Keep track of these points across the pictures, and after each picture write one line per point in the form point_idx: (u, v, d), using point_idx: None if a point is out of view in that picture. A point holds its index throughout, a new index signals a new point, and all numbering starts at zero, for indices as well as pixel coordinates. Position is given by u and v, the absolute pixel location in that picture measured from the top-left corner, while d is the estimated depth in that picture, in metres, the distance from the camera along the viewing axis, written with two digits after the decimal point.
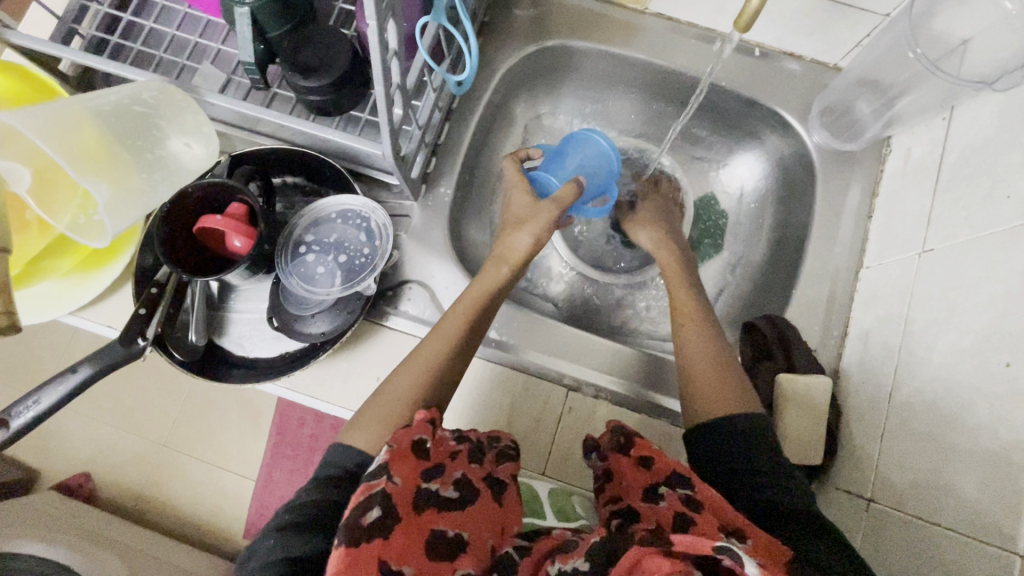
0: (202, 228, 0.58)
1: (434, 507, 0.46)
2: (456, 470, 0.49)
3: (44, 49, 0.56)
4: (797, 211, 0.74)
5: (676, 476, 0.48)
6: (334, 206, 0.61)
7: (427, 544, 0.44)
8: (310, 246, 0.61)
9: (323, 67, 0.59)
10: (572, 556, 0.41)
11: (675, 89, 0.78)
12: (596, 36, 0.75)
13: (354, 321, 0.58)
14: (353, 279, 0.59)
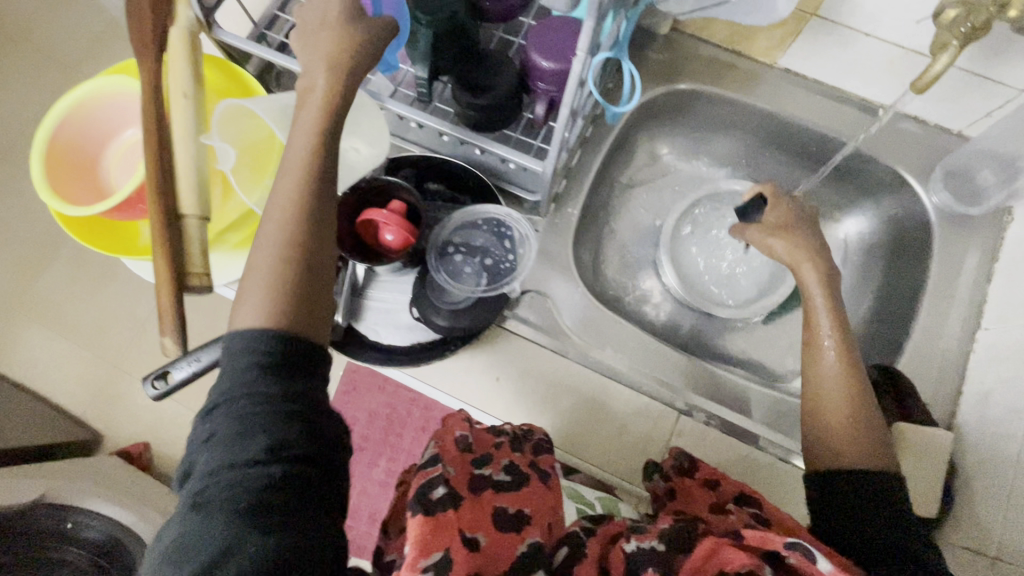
0: (365, 219, 0.63)
1: (492, 488, 0.54)
2: (505, 456, 0.58)
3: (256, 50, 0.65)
4: (907, 267, 0.76)
5: (740, 496, 0.56)
6: (485, 213, 0.67)
7: (494, 516, 0.52)
8: (457, 247, 0.66)
9: (488, 87, 0.66)
10: (647, 535, 0.49)
11: (792, 139, 0.82)
12: (724, 83, 0.79)
13: (491, 320, 0.63)
14: (496, 281, 0.65)
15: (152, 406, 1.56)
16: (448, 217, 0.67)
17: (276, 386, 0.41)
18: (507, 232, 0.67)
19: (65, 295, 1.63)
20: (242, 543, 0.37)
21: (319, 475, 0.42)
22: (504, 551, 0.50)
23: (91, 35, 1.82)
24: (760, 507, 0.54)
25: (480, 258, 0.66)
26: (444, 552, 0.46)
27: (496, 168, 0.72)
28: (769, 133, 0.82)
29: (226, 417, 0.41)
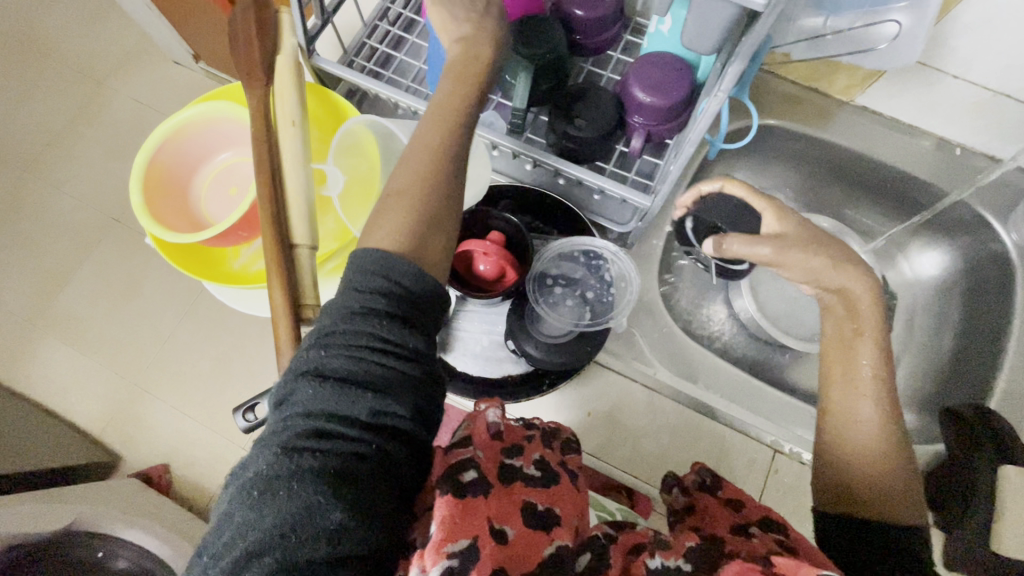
0: (462, 251, 0.63)
1: (522, 481, 0.47)
2: (535, 449, 0.51)
3: (356, 78, 0.65)
4: (986, 305, 0.76)
5: (767, 522, 0.50)
6: (581, 245, 0.66)
7: (523, 510, 0.44)
8: (556, 280, 0.66)
9: (587, 122, 0.66)
10: (673, 555, 0.43)
11: (864, 175, 0.82)
12: (800, 119, 0.79)
13: (592, 356, 0.63)
14: (597, 316, 0.64)
15: (175, 427, 1.51)
16: (545, 247, 0.66)
17: (398, 339, 0.42)
18: (604, 263, 0.66)
19: (90, 312, 1.59)
20: (324, 512, 0.36)
21: (412, 444, 0.42)
22: (531, 550, 0.42)
23: (120, 51, 1.80)
24: (785, 534, 0.48)
25: (579, 290, 0.65)
26: (472, 539, 0.39)
27: (582, 199, 0.71)
28: (843, 168, 0.82)
29: (340, 357, 0.40)
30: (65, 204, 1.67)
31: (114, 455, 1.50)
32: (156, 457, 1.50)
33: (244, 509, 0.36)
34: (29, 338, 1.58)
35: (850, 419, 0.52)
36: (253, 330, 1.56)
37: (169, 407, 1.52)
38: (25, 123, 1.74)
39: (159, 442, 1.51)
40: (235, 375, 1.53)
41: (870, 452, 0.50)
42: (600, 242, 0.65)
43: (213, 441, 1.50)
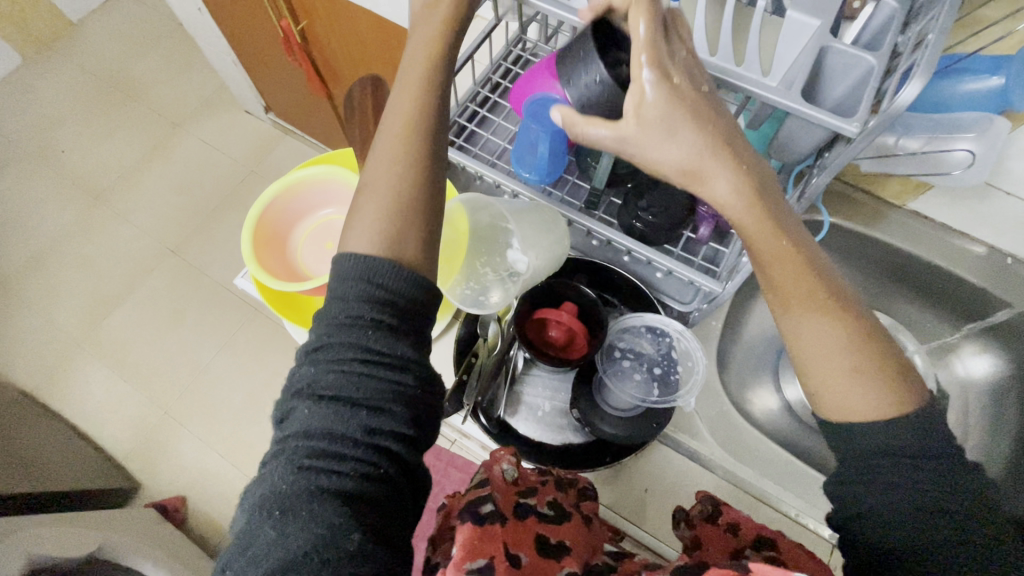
0: (539, 318, 0.69)
1: (535, 519, 0.51)
2: (550, 492, 0.56)
3: (451, 153, 0.71)
4: None
5: (758, 541, 0.53)
6: (647, 321, 0.69)
7: (535, 543, 0.49)
8: (624, 353, 0.69)
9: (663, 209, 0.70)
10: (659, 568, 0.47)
11: (914, 276, 0.85)
12: (854, 218, 0.83)
13: (661, 432, 0.65)
14: (666, 391, 0.67)
15: (200, 459, 1.52)
16: (613, 321, 0.69)
17: (384, 350, 0.42)
18: (670, 340, 0.68)
19: (135, 336, 1.65)
20: (342, 533, 0.38)
21: (411, 458, 0.43)
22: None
23: (198, 99, 1.96)
24: (776, 550, 0.51)
25: (647, 366, 0.68)
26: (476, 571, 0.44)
27: (645, 277, 0.75)
28: (895, 268, 0.86)
29: (328, 376, 0.42)
30: (127, 231, 1.77)
31: (136, 482, 1.50)
32: (176, 489, 1.50)
33: (266, 530, 0.38)
34: (74, 355, 1.63)
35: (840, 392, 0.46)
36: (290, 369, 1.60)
37: (196, 437, 1.54)
38: (102, 157, 1.88)
39: (181, 473, 1.51)
40: (264, 412, 1.55)
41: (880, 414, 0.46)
42: (672, 320, 0.67)
43: (235, 477, 1.50)
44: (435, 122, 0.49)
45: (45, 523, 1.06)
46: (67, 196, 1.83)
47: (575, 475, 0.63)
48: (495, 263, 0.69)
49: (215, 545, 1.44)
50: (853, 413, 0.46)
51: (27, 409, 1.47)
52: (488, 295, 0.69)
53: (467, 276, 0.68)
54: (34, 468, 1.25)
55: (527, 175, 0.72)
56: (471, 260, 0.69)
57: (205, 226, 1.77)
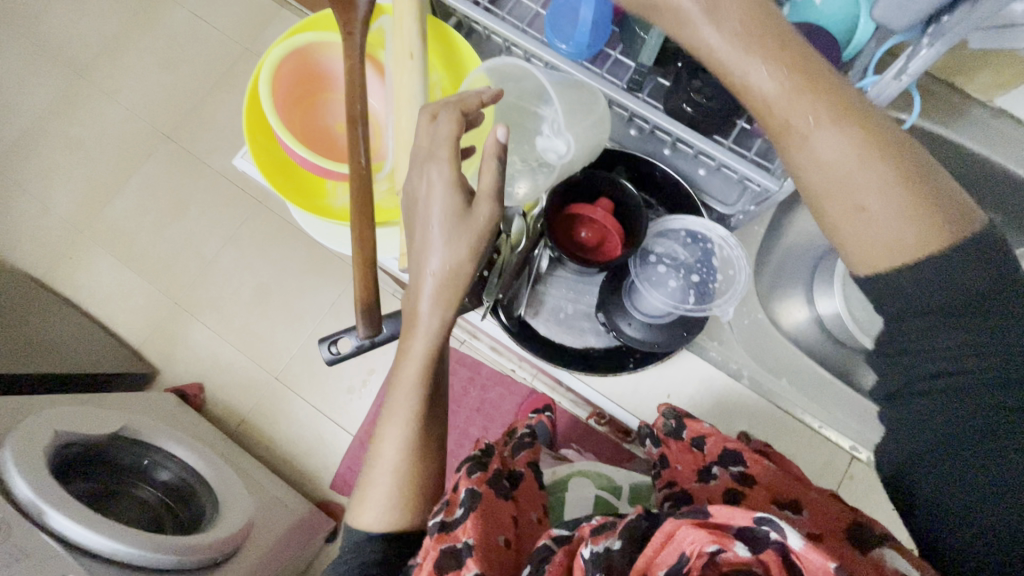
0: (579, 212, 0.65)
1: (443, 530, 0.53)
2: (462, 486, 0.58)
3: (476, 14, 0.61)
4: None
5: (727, 457, 0.55)
6: (686, 224, 0.64)
7: (439, 560, 0.51)
8: (660, 258, 0.64)
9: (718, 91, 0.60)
10: (603, 536, 0.43)
11: (983, 186, 0.76)
12: (932, 114, 0.73)
13: (692, 341, 0.61)
14: (704, 300, 0.62)
15: (213, 350, 1.55)
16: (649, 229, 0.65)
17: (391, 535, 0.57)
18: (712, 247, 0.64)
19: (138, 225, 1.60)
20: None
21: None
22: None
23: None
24: (742, 465, 0.54)
25: (682, 271, 0.64)
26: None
27: (687, 174, 0.67)
28: (963, 176, 0.76)
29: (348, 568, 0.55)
30: (117, 112, 1.65)
31: (153, 368, 1.54)
32: (192, 376, 1.53)
33: None
34: (77, 242, 1.59)
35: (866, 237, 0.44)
36: (296, 265, 1.56)
37: (209, 328, 1.55)
38: (81, 25, 1.70)
39: (196, 361, 1.54)
40: (274, 307, 1.55)
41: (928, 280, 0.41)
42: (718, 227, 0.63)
43: (250, 367, 1.53)
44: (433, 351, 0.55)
45: (67, 402, 1.08)
46: (48, 69, 1.68)
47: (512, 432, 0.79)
48: (522, 143, 0.64)
49: (233, 427, 1.51)
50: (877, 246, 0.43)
51: (39, 294, 1.47)
52: (514, 182, 0.62)
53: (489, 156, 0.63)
54: (50, 349, 1.27)
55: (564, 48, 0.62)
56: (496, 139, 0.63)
57: (200, 109, 1.64)
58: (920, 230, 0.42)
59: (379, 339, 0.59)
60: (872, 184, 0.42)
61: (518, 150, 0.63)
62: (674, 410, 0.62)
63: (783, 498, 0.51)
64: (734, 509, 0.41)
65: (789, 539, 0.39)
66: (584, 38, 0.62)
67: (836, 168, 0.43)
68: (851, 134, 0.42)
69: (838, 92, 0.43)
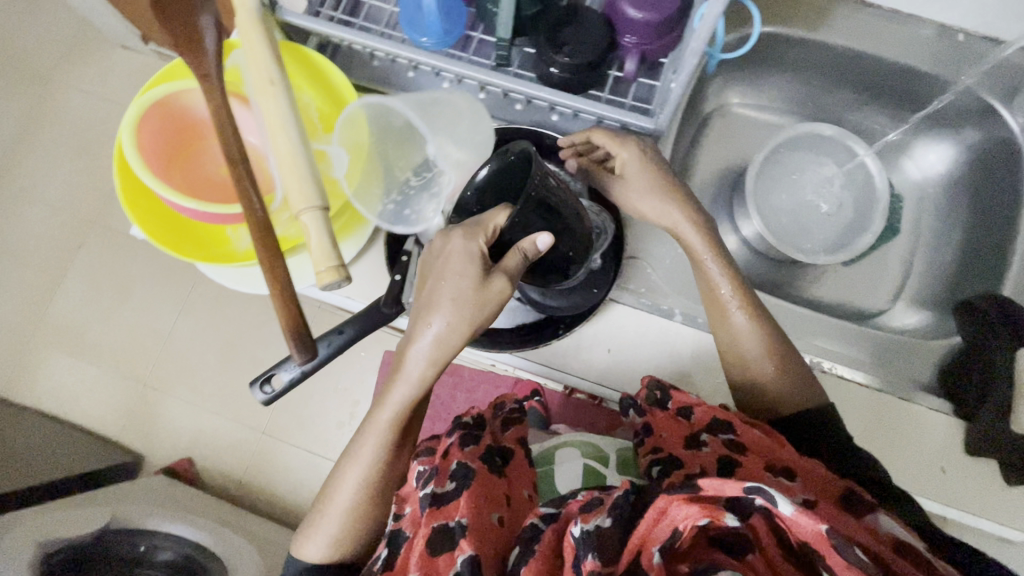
0: None
1: (434, 506, 0.57)
2: (453, 459, 0.61)
3: (323, 28, 0.61)
4: (995, 195, 0.75)
5: (716, 423, 0.58)
6: None
7: (429, 538, 0.54)
8: None
9: (579, 44, 0.62)
10: (593, 516, 0.47)
11: (868, 76, 0.78)
12: (798, 21, 0.75)
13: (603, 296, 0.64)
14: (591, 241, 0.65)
15: (190, 421, 1.52)
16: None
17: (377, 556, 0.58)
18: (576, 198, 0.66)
19: (86, 318, 1.56)
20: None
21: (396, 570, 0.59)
22: (437, 571, 0.53)
23: (60, 44, 1.66)
24: (734, 433, 0.56)
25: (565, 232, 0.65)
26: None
27: (580, 133, 0.68)
28: (847, 71, 0.79)
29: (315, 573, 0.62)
30: (37, 212, 1.60)
31: (135, 455, 1.51)
32: (179, 452, 1.51)
33: None
34: (27, 349, 1.55)
35: (772, 390, 0.61)
36: (253, 318, 1.54)
37: (182, 402, 1.52)
38: None
39: (178, 437, 1.52)
40: (242, 364, 1.53)
41: (788, 402, 0.60)
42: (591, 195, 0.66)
43: (232, 429, 1.51)
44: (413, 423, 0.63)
45: (45, 511, 1.05)
46: None
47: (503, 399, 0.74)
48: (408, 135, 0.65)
49: (230, 492, 1.49)
50: (784, 401, 0.61)
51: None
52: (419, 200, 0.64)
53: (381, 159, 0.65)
54: (19, 462, 1.23)
55: (428, 44, 0.64)
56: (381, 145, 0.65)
57: None
58: (792, 394, 0.60)
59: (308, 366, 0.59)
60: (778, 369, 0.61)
61: (407, 146, 0.65)
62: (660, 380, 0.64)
63: (775, 465, 0.53)
64: (726, 482, 0.42)
65: (782, 507, 0.40)
66: (435, 24, 0.62)
67: (734, 323, 0.62)
68: (715, 294, 0.63)
69: (712, 280, 0.63)
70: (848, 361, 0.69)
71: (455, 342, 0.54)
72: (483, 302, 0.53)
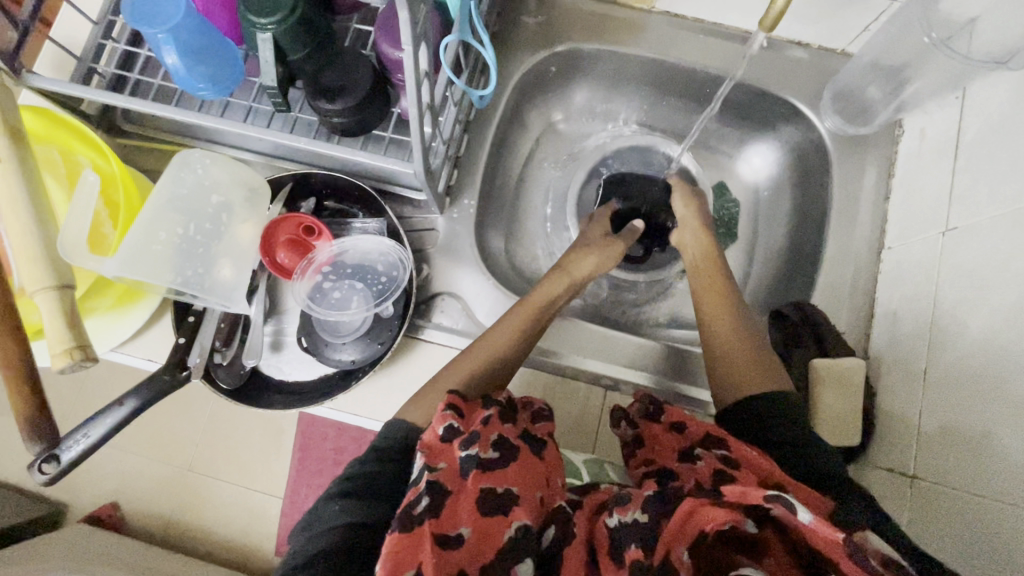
0: (279, 242, 0.64)
1: (482, 469, 0.48)
2: (493, 429, 0.52)
3: (66, 90, 0.57)
4: (813, 195, 0.75)
5: (710, 439, 0.54)
6: (346, 248, 0.66)
7: (479, 499, 0.47)
8: (331, 282, 0.67)
9: (346, 90, 0.60)
10: (630, 509, 0.47)
11: (686, 85, 0.78)
12: (605, 37, 0.74)
13: (385, 350, 0.61)
14: (381, 297, 0.65)
15: None
16: (322, 246, 0.64)
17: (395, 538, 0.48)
18: (373, 255, 0.66)
19: None
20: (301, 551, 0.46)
21: None
22: (492, 532, 0.46)
23: None
24: (728, 449, 0.53)
25: (358, 278, 0.67)
26: (416, 568, 0.42)
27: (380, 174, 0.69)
28: (664, 82, 0.78)
29: (318, 539, 0.46)
30: None
31: None
32: None
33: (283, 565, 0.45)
34: None
35: (746, 374, 0.59)
36: None
37: None
38: None
39: None
40: None
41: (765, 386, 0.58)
42: (386, 237, 0.65)
43: None
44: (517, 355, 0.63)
45: None
46: None
47: (531, 397, 0.61)
48: (173, 228, 0.59)
49: None
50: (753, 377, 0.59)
51: None
52: (214, 267, 0.61)
53: (137, 258, 0.56)
54: None
55: (207, 92, 0.62)
56: (141, 229, 0.57)
57: None
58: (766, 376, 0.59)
59: (99, 439, 0.53)
60: (747, 340, 0.62)
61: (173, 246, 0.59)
62: (654, 398, 0.60)
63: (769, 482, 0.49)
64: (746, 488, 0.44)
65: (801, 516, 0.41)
66: (189, 81, 0.60)
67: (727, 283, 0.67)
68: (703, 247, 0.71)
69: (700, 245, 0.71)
70: (659, 381, 0.67)
71: (586, 263, 0.69)
72: (616, 251, 0.71)
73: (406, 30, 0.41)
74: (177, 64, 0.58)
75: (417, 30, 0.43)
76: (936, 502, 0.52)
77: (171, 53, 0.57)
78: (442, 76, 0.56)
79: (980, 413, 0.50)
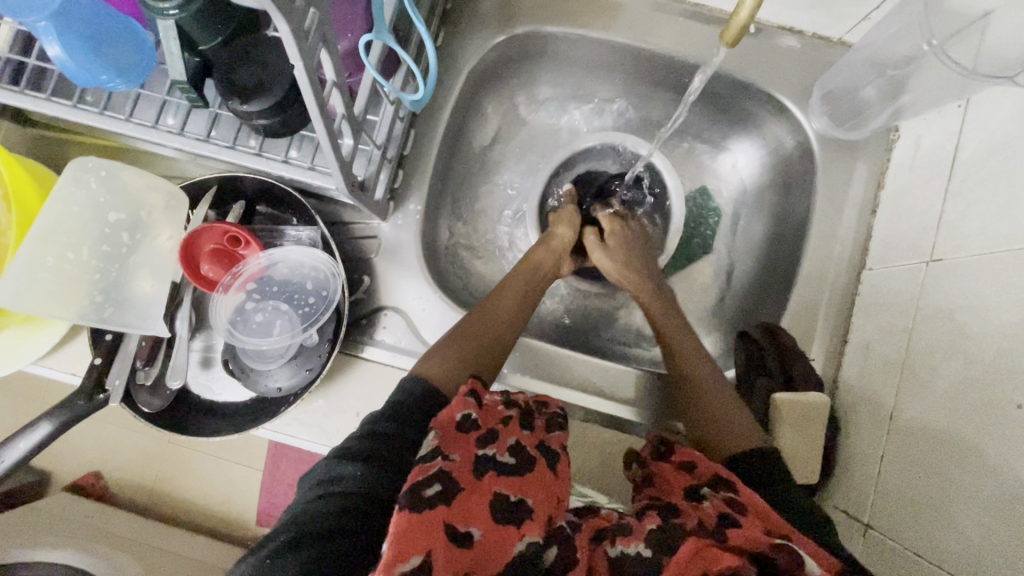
0: (198, 255, 0.59)
1: (496, 472, 0.42)
2: (510, 433, 0.46)
3: None
4: (795, 203, 0.68)
5: (718, 480, 0.46)
6: (279, 261, 0.61)
7: (491, 506, 0.40)
8: (256, 299, 0.62)
9: (262, 88, 0.52)
10: (634, 539, 0.40)
11: (663, 74, 0.70)
12: (570, 19, 0.66)
13: (313, 378, 0.58)
14: (311, 318, 0.61)
15: None
16: (250, 259, 0.59)
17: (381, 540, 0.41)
18: (306, 270, 0.62)
19: None
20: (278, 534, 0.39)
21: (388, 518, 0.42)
22: (497, 547, 0.39)
23: None
24: (736, 491, 0.45)
25: (284, 299, 0.63)
26: (424, 555, 0.36)
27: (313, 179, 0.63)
28: (639, 70, 0.70)
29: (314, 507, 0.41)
30: None
31: None
32: None
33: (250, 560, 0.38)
34: None
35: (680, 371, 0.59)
36: None
37: None
38: None
39: None
40: None
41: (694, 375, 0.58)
42: (320, 252, 0.60)
43: None
44: (515, 319, 0.61)
45: None
46: None
47: (545, 398, 0.53)
48: (63, 252, 0.54)
49: None
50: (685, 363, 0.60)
51: None
52: (132, 280, 0.57)
53: (29, 285, 0.51)
54: None
55: (115, 84, 0.53)
56: (31, 251, 0.51)
57: None
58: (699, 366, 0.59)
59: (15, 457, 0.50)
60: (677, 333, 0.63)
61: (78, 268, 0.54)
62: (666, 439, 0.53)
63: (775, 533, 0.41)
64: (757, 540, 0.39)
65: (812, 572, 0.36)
66: (83, 77, 0.51)
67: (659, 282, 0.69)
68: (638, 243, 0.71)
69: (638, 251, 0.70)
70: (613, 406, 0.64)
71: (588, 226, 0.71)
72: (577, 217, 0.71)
73: (289, 44, 0.35)
74: (63, 55, 0.49)
75: (306, 42, 0.36)
76: (888, 558, 0.49)
77: (55, 44, 0.49)
78: (368, 79, 0.50)
79: (942, 474, 0.46)
